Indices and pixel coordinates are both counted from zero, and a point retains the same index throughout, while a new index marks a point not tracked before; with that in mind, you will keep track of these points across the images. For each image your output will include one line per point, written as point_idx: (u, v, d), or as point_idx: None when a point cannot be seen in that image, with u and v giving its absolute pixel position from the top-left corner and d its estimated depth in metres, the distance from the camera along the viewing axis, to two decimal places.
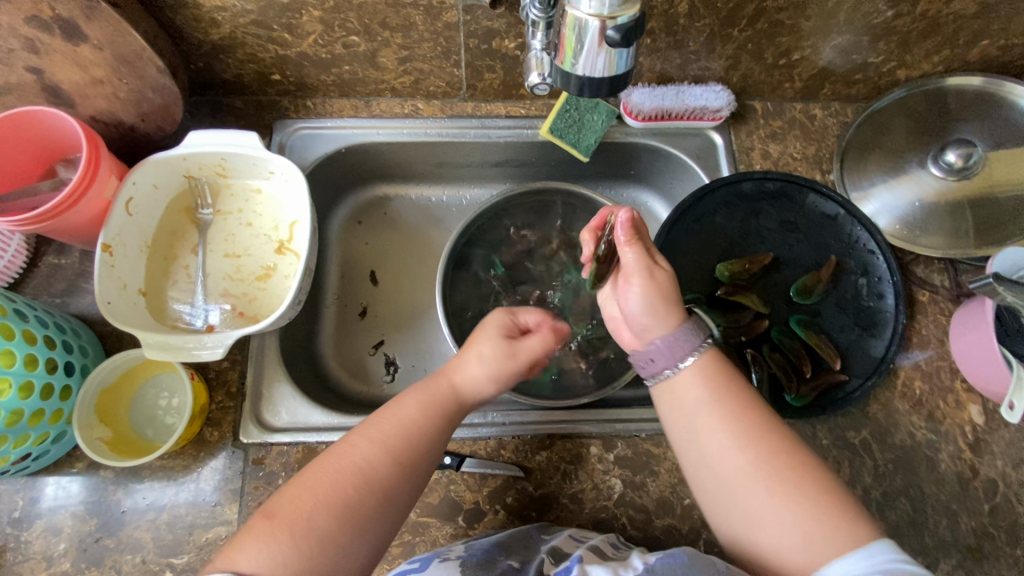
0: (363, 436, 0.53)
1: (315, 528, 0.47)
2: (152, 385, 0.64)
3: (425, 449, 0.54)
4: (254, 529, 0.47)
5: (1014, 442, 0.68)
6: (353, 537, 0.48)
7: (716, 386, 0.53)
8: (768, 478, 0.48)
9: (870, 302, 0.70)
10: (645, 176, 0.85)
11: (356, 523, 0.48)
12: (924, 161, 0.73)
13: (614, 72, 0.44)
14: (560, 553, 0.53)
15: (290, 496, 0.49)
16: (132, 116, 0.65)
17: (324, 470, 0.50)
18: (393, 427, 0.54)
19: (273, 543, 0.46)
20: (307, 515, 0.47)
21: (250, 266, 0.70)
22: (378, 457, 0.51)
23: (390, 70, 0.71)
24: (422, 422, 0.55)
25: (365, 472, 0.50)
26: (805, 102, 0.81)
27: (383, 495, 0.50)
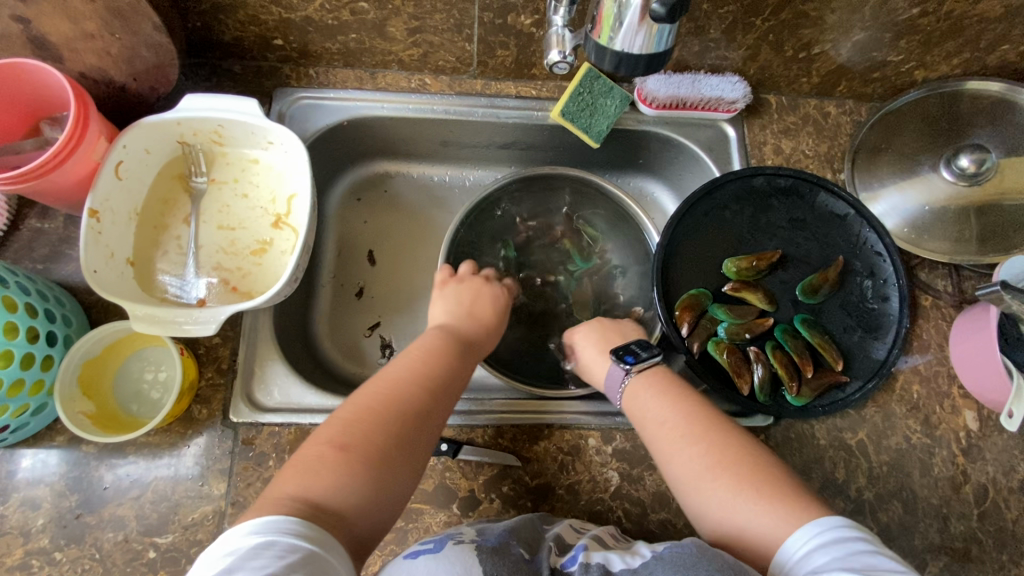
0: (382, 368, 0.56)
1: (358, 445, 0.47)
2: (138, 358, 0.62)
3: (445, 368, 0.57)
4: (290, 465, 0.46)
5: (1005, 448, 0.69)
6: (393, 439, 0.48)
7: (662, 387, 0.60)
8: (709, 469, 0.51)
9: (874, 305, 0.69)
10: (653, 167, 0.83)
11: (399, 436, 0.49)
12: (936, 165, 0.73)
13: (652, 50, 0.42)
14: (563, 543, 0.52)
15: (320, 430, 0.49)
16: (124, 74, 0.61)
17: (357, 392, 0.52)
18: (413, 358, 0.57)
19: (319, 467, 0.45)
20: (342, 426, 0.48)
21: (245, 240, 0.67)
22: (403, 377, 0.54)
23: (399, 40, 0.68)
24: (432, 350, 0.59)
25: (392, 389, 0.52)
26: (820, 99, 0.79)
27: (419, 408, 0.52)
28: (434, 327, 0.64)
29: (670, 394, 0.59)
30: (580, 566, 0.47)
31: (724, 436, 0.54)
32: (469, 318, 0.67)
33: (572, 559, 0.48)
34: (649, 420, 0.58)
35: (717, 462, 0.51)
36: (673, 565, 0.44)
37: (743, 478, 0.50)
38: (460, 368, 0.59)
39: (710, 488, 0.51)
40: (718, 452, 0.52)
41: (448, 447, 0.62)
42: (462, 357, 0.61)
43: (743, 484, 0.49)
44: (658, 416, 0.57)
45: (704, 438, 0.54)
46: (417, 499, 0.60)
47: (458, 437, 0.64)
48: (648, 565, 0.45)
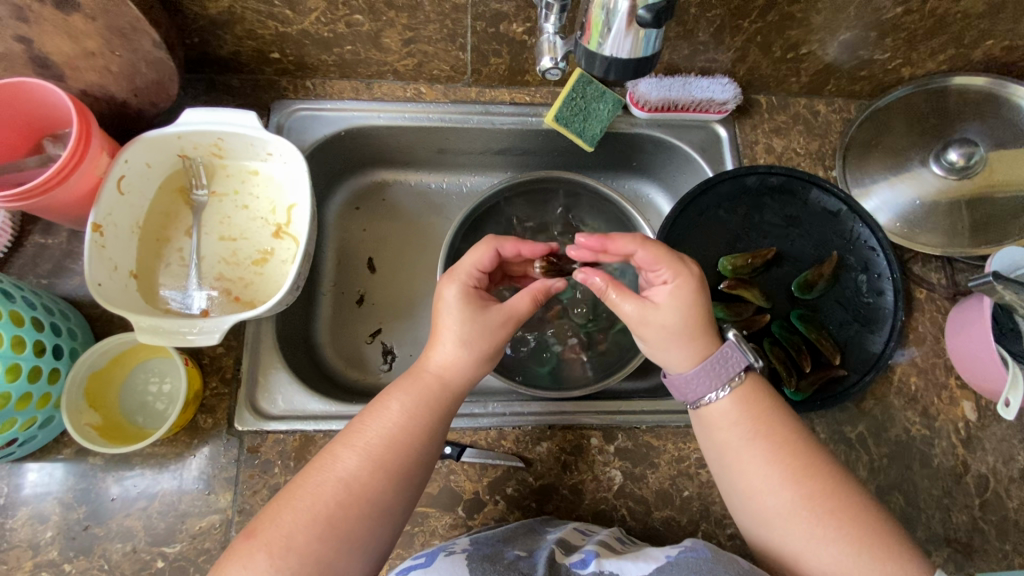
0: (346, 446, 0.52)
1: (296, 546, 0.46)
2: (144, 370, 0.63)
3: (415, 453, 0.52)
4: (235, 548, 0.47)
5: (1004, 438, 0.69)
6: (339, 548, 0.47)
7: (755, 415, 0.53)
8: (807, 515, 0.49)
9: (869, 299, 0.70)
10: (648, 168, 0.84)
11: (340, 536, 0.47)
12: (925, 160, 0.74)
13: (640, 55, 0.43)
14: (568, 545, 0.53)
15: (269, 516, 0.48)
16: (125, 90, 0.62)
17: (309, 483, 0.50)
18: (378, 432, 0.52)
19: (254, 562, 0.46)
20: (286, 532, 0.47)
21: (247, 250, 0.68)
22: (360, 469, 0.50)
23: (394, 51, 0.69)
24: (406, 426, 0.53)
25: (349, 487, 0.49)
26: (809, 98, 0.81)
27: (371, 506, 0.49)
28: (427, 377, 0.56)
29: (767, 417, 0.53)
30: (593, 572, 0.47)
31: (820, 476, 0.50)
32: (468, 361, 0.56)
33: (581, 563, 0.49)
34: (733, 449, 0.53)
35: (812, 508, 0.49)
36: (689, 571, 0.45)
37: (844, 526, 0.48)
38: (432, 446, 0.54)
39: (805, 532, 0.49)
40: (812, 492, 0.49)
41: (452, 450, 0.62)
42: (440, 421, 0.55)
43: (840, 533, 0.48)
44: (745, 447, 0.52)
45: (806, 481, 0.50)
46: (422, 502, 0.61)
47: (462, 439, 0.64)
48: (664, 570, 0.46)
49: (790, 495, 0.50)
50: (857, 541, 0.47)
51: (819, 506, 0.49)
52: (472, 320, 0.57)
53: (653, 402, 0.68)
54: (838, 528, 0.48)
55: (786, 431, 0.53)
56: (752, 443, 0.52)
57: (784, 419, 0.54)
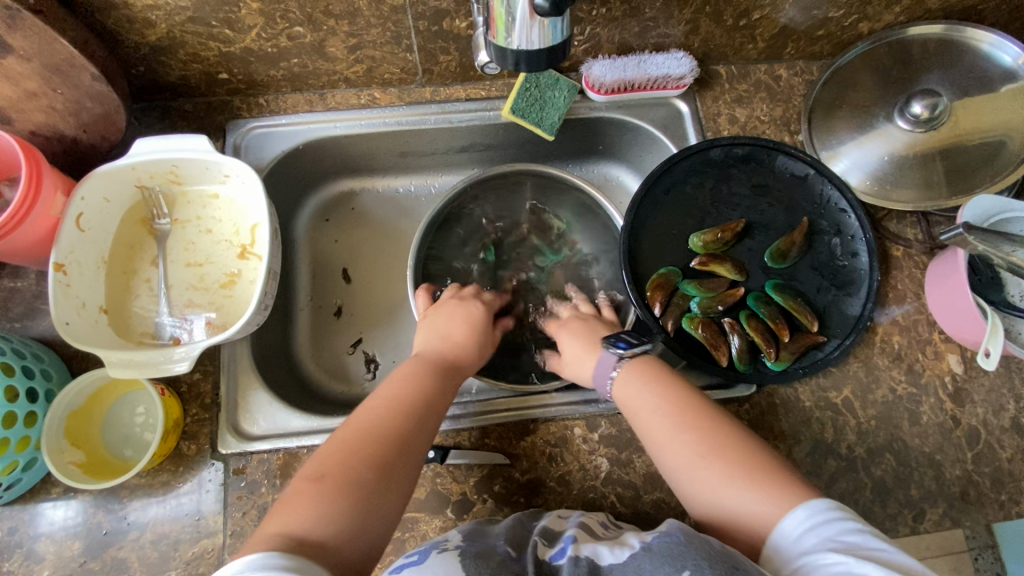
0: (362, 402, 0.55)
1: (339, 482, 0.46)
2: (124, 403, 0.63)
3: (428, 398, 0.56)
4: (276, 506, 0.45)
5: (992, 388, 0.69)
6: (377, 480, 0.47)
7: (655, 380, 0.57)
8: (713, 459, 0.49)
9: (844, 262, 0.69)
10: (614, 151, 0.83)
11: (380, 469, 0.48)
12: (890, 115, 0.73)
13: (550, 42, 0.43)
14: (552, 534, 0.53)
15: (303, 471, 0.48)
16: (73, 127, 0.62)
17: (329, 435, 0.51)
18: (386, 390, 0.56)
19: (304, 505, 0.44)
20: (325, 474, 0.47)
21: (214, 274, 0.68)
22: (385, 413, 0.53)
23: (341, 59, 0.69)
24: (412, 379, 0.58)
25: (374, 429, 0.51)
26: (770, 63, 0.79)
27: (400, 442, 0.51)
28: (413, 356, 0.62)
29: (663, 382, 0.57)
30: (569, 558, 0.47)
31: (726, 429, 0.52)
32: (462, 345, 0.65)
33: (560, 552, 0.49)
34: (645, 411, 0.56)
35: (716, 456, 0.49)
36: (661, 556, 0.44)
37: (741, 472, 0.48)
38: (443, 396, 0.58)
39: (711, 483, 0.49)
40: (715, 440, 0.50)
41: (435, 454, 0.62)
42: (445, 380, 0.60)
43: (745, 476, 0.47)
44: (655, 409, 0.55)
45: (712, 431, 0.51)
46: (410, 508, 0.61)
47: (445, 442, 0.64)
48: (637, 557, 0.45)
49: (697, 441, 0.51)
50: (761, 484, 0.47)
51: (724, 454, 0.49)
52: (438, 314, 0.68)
53: None
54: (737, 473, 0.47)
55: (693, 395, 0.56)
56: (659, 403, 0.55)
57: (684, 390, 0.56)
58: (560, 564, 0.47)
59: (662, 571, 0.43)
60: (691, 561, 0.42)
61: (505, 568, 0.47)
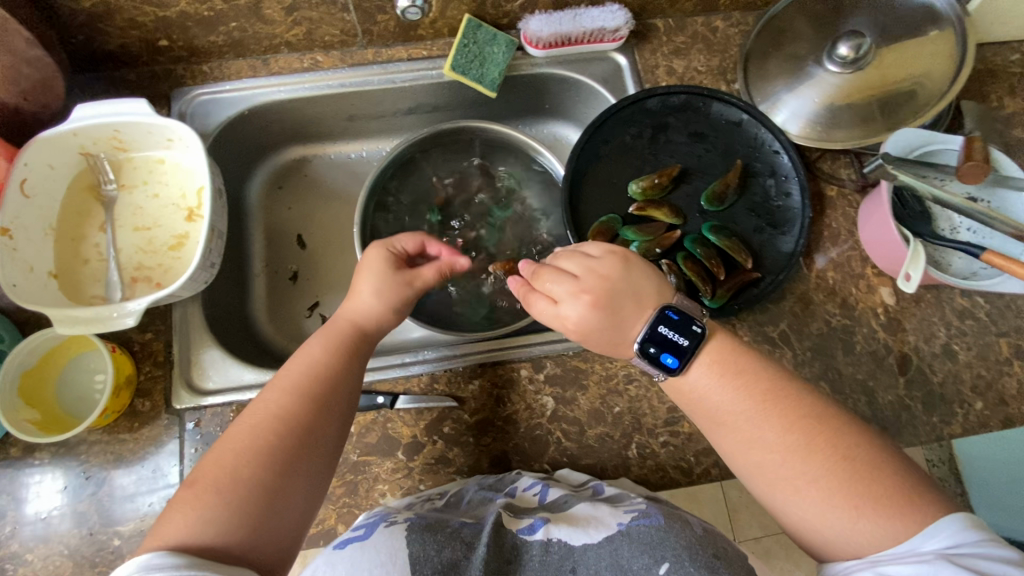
0: (275, 385, 0.54)
1: (241, 479, 0.47)
2: (77, 365, 0.64)
3: (341, 381, 0.56)
4: (177, 500, 0.46)
5: (923, 318, 0.72)
6: (287, 476, 0.48)
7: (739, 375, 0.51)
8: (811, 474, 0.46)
9: (778, 202, 0.72)
10: (560, 109, 0.85)
11: (283, 463, 0.49)
12: (820, 60, 0.74)
13: None
14: (516, 509, 0.55)
15: (207, 463, 0.48)
16: (13, 96, 0.62)
17: (240, 426, 0.51)
18: (298, 371, 0.55)
19: (198, 506, 0.45)
20: (228, 471, 0.47)
21: (162, 237, 0.69)
22: (295, 400, 0.52)
23: (279, 22, 0.70)
24: (329, 360, 0.56)
25: (282, 420, 0.51)
26: (706, 15, 0.81)
27: (307, 432, 0.51)
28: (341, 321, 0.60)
29: (752, 373, 0.51)
30: (542, 539, 0.50)
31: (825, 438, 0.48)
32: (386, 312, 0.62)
33: (529, 530, 0.51)
34: (727, 415, 0.51)
35: (809, 475, 0.46)
36: (638, 542, 0.47)
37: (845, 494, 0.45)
38: (358, 377, 0.58)
39: (798, 495, 0.47)
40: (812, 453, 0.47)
41: (385, 399, 0.65)
42: (357, 358, 0.58)
43: (846, 498, 0.45)
44: (747, 415, 0.50)
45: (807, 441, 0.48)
46: (362, 451, 0.63)
47: (396, 388, 0.66)
48: (614, 540, 0.48)
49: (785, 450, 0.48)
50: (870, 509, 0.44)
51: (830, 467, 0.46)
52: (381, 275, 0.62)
53: None
54: (837, 494, 0.45)
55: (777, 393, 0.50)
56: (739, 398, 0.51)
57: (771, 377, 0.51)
58: (529, 539, 0.50)
59: (639, 560, 0.46)
60: (671, 553, 0.45)
61: (454, 541, 0.50)
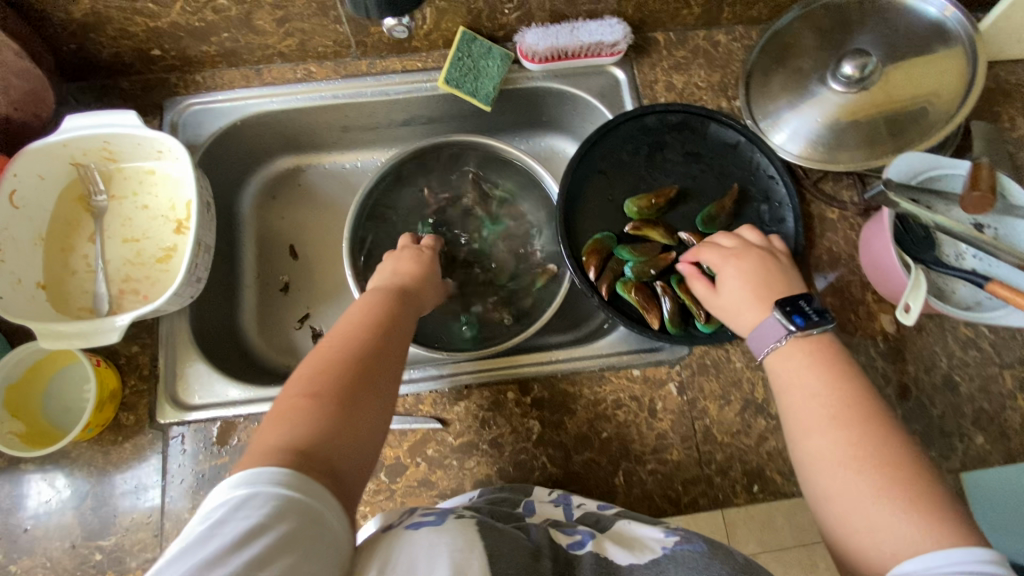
0: (342, 323, 0.54)
1: (335, 396, 0.46)
2: (63, 377, 0.64)
3: (401, 324, 0.58)
4: (274, 418, 0.45)
5: (923, 347, 0.69)
6: (363, 397, 0.48)
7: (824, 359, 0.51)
8: (863, 465, 0.44)
9: (773, 227, 0.71)
10: (557, 122, 0.83)
11: (367, 386, 0.49)
12: (823, 79, 0.72)
13: None
14: (562, 525, 0.54)
15: (299, 384, 0.47)
16: (3, 105, 0.62)
17: (321, 352, 0.51)
18: (357, 315, 0.56)
19: (304, 419, 0.44)
20: (324, 388, 0.47)
21: (150, 249, 0.69)
22: (367, 332, 0.53)
23: (271, 33, 0.69)
24: (387, 306, 0.58)
25: (360, 347, 0.51)
26: (708, 29, 0.79)
27: (382, 360, 0.52)
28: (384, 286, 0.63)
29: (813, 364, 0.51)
30: (591, 553, 0.49)
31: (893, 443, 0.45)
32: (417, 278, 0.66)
33: (579, 544, 0.51)
34: (807, 400, 0.50)
35: (858, 469, 0.44)
36: (683, 565, 0.45)
37: (887, 489, 0.43)
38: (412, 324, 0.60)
39: (846, 488, 0.44)
40: (873, 448, 0.45)
41: None
42: (408, 313, 0.60)
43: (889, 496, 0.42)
44: (811, 393, 0.50)
45: (873, 437, 0.46)
46: None
47: None
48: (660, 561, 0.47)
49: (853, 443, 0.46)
50: (917, 512, 0.41)
51: (880, 462, 0.44)
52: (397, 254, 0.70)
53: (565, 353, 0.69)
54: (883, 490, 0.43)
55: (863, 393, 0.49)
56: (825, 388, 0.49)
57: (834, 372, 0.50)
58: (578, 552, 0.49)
59: None
60: None
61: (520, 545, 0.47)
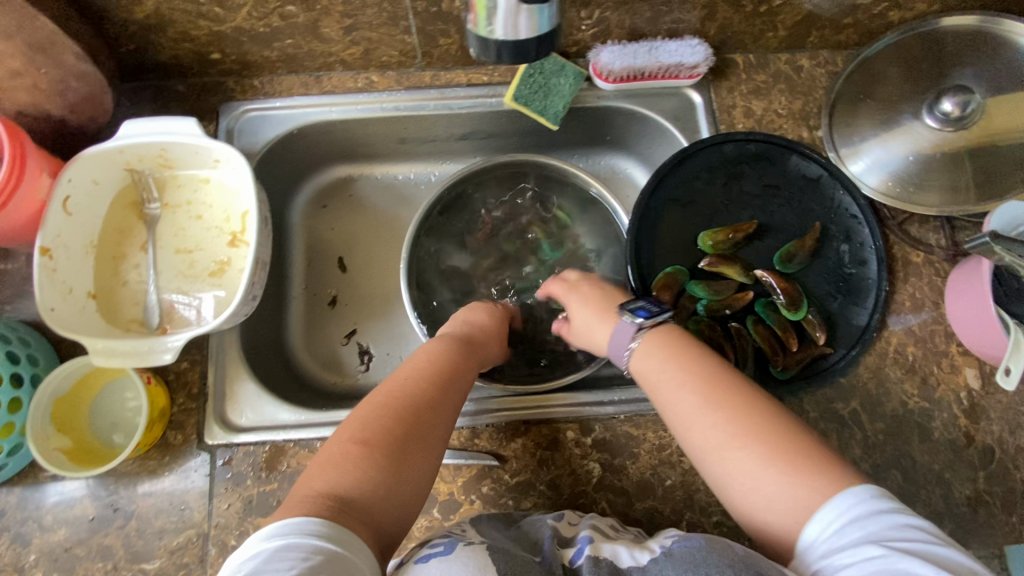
0: (404, 366, 0.56)
1: (383, 443, 0.48)
2: (111, 391, 0.63)
3: (462, 374, 0.58)
4: (321, 457, 0.47)
5: (1010, 406, 0.65)
6: (409, 449, 0.49)
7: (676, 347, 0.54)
8: (743, 446, 0.46)
9: (852, 269, 0.67)
10: (622, 142, 0.80)
11: (416, 436, 0.49)
12: (918, 112, 0.67)
13: (538, 30, 0.43)
14: (564, 536, 0.53)
15: (348, 425, 0.50)
16: (60, 108, 0.60)
17: (378, 395, 0.52)
18: (421, 359, 0.57)
19: (349, 464, 0.46)
20: (371, 434, 0.48)
21: (203, 261, 0.66)
22: (424, 380, 0.54)
23: (337, 41, 0.66)
24: (450, 352, 0.59)
25: (414, 395, 0.52)
26: (790, 52, 0.75)
27: (436, 411, 0.52)
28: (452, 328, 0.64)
29: (680, 350, 0.54)
30: (590, 559, 0.47)
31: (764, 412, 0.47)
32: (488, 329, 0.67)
33: (578, 554, 0.49)
34: (662, 383, 0.52)
35: (744, 443, 0.46)
36: (681, 563, 0.44)
37: (775, 458, 0.45)
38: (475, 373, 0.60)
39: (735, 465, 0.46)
40: (743, 423, 0.47)
41: None
42: (472, 359, 0.61)
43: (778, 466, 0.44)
44: (678, 387, 0.51)
45: (737, 412, 0.48)
46: None
47: None
48: (657, 562, 0.45)
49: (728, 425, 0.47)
50: (795, 468, 0.44)
51: (755, 436, 0.46)
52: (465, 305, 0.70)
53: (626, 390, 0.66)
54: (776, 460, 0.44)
55: (718, 371, 0.51)
56: (687, 384, 0.51)
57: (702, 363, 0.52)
58: (580, 565, 0.48)
59: None
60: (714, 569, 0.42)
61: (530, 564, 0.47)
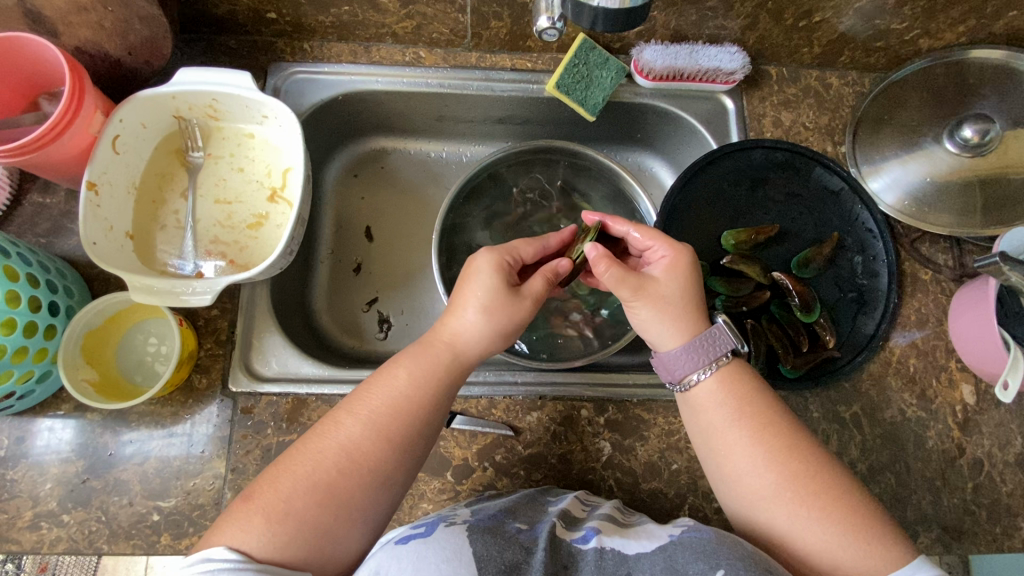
0: (350, 413, 0.51)
1: (294, 510, 0.45)
2: (141, 330, 0.64)
3: (422, 426, 0.51)
4: (231, 511, 0.45)
5: (1002, 423, 0.68)
6: (332, 520, 0.46)
7: (739, 393, 0.53)
8: (791, 498, 0.48)
9: (864, 280, 0.70)
10: (652, 141, 0.83)
11: (341, 504, 0.46)
12: (939, 137, 0.70)
13: (628, 5, 0.47)
14: (570, 517, 0.53)
15: (267, 481, 0.47)
16: (119, 48, 0.62)
17: (308, 450, 0.49)
18: (382, 403, 0.51)
19: (253, 529, 0.44)
20: (285, 498, 0.45)
21: (241, 214, 0.68)
22: (363, 437, 0.49)
23: (392, 13, 0.68)
24: (411, 398, 0.52)
25: (346, 458, 0.48)
26: (822, 69, 0.78)
27: (372, 475, 0.48)
28: (436, 346, 0.55)
29: (749, 394, 0.53)
30: (596, 548, 0.47)
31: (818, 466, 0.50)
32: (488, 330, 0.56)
33: (583, 540, 0.48)
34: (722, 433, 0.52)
35: (814, 500, 0.48)
36: (692, 551, 0.45)
37: (847, 519, 0.47)
38: (439, 417, 0.53)
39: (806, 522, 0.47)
40: (795, 472, 0.49)
41: None
42: (447, 399, 0.54)
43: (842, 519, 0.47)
44: (725, 433, 0.52)
45: (789, 463, 0.49)
46: None
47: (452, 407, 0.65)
48: (668, 548, 0.46)
49: (775, 472, 0.49)
50: (838, 518, 0.47)
51: (809, 488, 0.48)
52: (499, 295, 0.56)
53: (645, 376, 0.68)
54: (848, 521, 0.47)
55: (770, 415, 0.52)
56: (736, 425, 0.51)
57: (760, 402, 0.53)
58: (585, 548, 0.47)
59: (696, 565, 0.43)
60: (726, 561, 0.42)
61: (514, 544, 0.47)
